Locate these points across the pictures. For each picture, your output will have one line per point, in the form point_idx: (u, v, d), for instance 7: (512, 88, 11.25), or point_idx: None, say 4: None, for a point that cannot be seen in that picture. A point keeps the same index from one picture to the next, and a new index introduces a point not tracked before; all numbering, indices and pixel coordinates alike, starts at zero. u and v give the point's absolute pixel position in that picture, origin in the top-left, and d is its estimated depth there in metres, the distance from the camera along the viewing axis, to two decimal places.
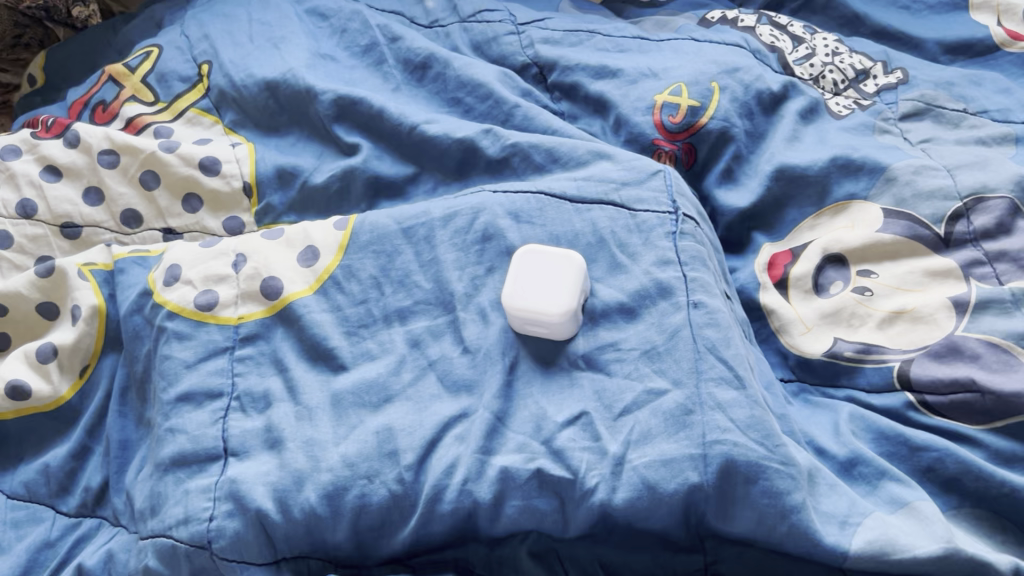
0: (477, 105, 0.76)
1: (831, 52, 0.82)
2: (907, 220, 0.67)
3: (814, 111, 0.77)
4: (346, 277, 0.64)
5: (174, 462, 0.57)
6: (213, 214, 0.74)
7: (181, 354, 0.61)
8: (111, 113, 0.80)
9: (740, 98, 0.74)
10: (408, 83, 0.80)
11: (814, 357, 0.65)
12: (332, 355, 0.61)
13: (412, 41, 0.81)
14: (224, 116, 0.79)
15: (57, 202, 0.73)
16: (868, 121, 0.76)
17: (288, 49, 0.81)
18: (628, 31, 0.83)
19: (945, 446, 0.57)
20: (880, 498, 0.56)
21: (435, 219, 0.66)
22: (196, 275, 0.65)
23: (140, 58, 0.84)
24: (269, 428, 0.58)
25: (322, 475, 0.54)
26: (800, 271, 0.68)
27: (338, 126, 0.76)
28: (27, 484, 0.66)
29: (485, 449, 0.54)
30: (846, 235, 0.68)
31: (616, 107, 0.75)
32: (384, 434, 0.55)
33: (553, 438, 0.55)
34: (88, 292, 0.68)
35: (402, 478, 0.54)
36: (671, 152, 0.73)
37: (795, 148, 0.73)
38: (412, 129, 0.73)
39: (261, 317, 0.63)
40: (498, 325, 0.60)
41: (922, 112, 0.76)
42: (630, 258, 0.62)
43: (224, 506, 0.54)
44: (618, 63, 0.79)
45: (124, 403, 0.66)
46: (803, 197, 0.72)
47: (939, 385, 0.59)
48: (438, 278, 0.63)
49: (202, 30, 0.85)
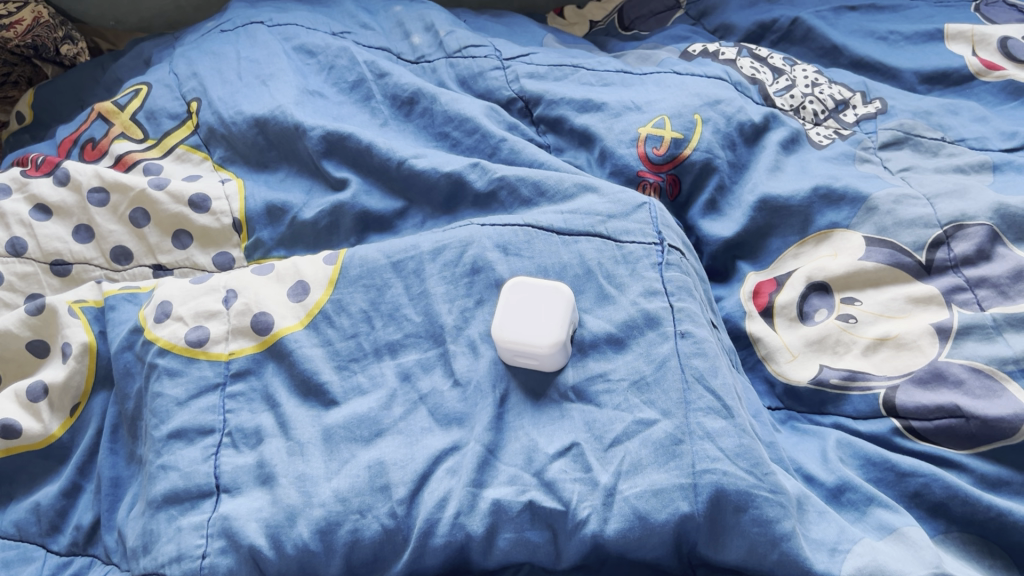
0: (464, 139, 0.77)
1: (811, 84, 0.83)
2: (889, 247, 0.68)
3: (796, 141, 0.78)
4: (336, 311, 0.65)
5: (166, 499, 0.57)
6: (203, 250, 0.75)
7: (173, 391, 0.62)
8: (100, 151, 0.81)
9: (722, 130, 0.76)
10: (396, 118, 0.82)
11: (800, 385, 0.66)
12: (323, 391, 0.61)
13: (399, 77, 0.82)
14: (213, 152, 0.80)
15: (47, 240, 0.73)
16: (848, 150, 0.77)
17: (277, 85, 0.81)
18: (611, 65, 0.85)
19: (931, 472, 0.58)
20: (869, 525, 0.56)
21: (425, 253, 0.66)
22: (187, 311, 0.65)
23: (129, 96, 0.85)
24: (261, 464, 0.58)
25: (314, 510, 0.54)
26: (785, 300, 0.69)
27: (327, 162, 0.77)
28: (17, 523, 0.66)
29: (477, 482, 0.55)
30: (829, 263, 0.69)
31: (601, 139, 0.76)
32: (376, 468, 0.56)
33: (544, 470, 0.55)
34: (78, 330, 0.69)
35: (395, 512, 0.54)
36: (656, 183, 0.74)
37: (777, 179, 0.74)
38: (401, 164, 0.74)
39: (252, 353, 0.63)
40: (488, 357, 0.61)
41: (902, 141, 0.77)
42: (617, 289, 0.63)
43: (217, 543, 0.55)
44: (603, 97, 0.80)
45: (115, 440, 0.66)
46: (786, 227, 0.73)
47: (924, 411, 0.60)
48: (427, 311, 0.64)
49: (191, 68, 0.86)
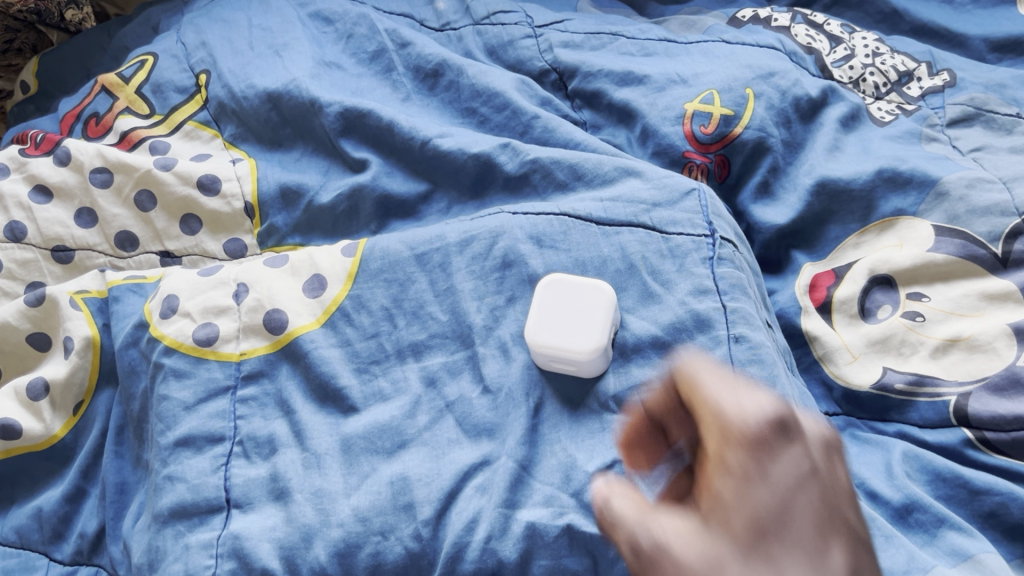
0: (493, 115, 0.72)
1: (872, 53, 0.76)
2: (962, 238, 0.61)
3: (855, 118, 0.71)
4: (355, 308, 0.60)
5: (173, 513, 0.53)
6: (213, 236, 0.70)
7: (180, 395, 0.57)
8: (104, 127, 0.76)
9: (777, 105, 0.69)
10: (419, 92, 0.76)
11: (861, 390, 0.60)
12: (342, 397, 0.57)
13: (422, 47, 0.76)
14: (224, 130, 0.75)
15: (47, 224, 0.69)
16: (914, 128, 0.70)
17: (290, 57, 0.76)
18: (653, 33, 0.78)
19: (1008, 490, 0.53)
20: (940, 550, 0.51)
21: (451, 244, 0.61)
22: (194, 306, 0.60)
23: (134, 67, 0.79)
24: (274, 477, 0.53)
25: (332, 531, 0.50)
26: (845, 294, 0.63)
27: (345, 141, 0.71)
28: (19, 529, 0.62)
29: (509, 503, 0.50)
30: (894, 255, 0.62)
31: (644, 116, 0.71)
32: (399, 484, 0.51)
33: (583, 491, 0.50)
34: (80, 322, 0.64)
35: (420, 534, 0.49)
36: (703, 165, 0.69)
37: (836, 160, 0.68)
38: (425, 144, 0.68)
39: (265, 353, 0.59)
40: (521, 362, 0.55)
41: (972, 118, 0.70)
42: (663, 287, 0.57)
43: (227, 565, 0.50)
44: (644, 69, 0.73)
45: (120, 443, 0.62)
46: (846, 214, 0.66)
47: (1000, 422, 0.55)
48: (454, 309, 0.58)
49: (200, 37, 0.80)
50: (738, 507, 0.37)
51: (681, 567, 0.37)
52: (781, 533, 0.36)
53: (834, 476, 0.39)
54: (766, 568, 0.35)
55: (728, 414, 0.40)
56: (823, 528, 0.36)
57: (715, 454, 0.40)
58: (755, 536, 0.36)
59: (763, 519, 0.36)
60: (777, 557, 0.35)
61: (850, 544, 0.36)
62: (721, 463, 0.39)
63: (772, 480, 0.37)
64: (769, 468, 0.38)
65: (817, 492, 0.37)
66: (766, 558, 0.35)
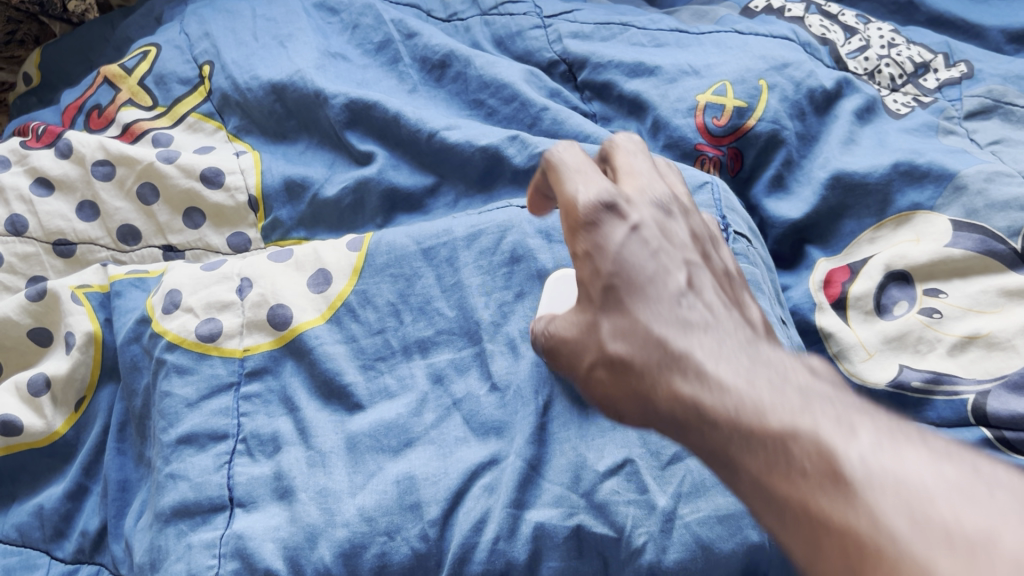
0: (501, 107, 0.71)
1: (887, 44, 0.75)
2: (979, 233, 0.59)
3: (871, 110, 0.70)
4: (361, 304, 0.59)
5: (175, 512, 0.52)
6: (217, 229, 0.69)
7: (182, 391, 0.56)
8: (107, 119, 0.74)
9: (790, 97, 0.68)
10: (425, 84, 0.75)
11: (877, 388, 0.59)
12: (347, 394, 0.56)
13: (429, 37, 0.75)
14: (227, 122, 0.74)
15: (49, 218, 0.68)
16: (930, 120, 0.69)
17: (295, 48, 0.74)
18: (664, 23, 0.77)
19: None
20: None
21: (458, 238, 0.60)
22: (198, 301, 0.59)
23: (137, 59, 0.78)
24: (278, 476, 0.52)
25: (337, 530, 0.49)
26: (859, 291, 0.62)
27: (350, 133, 0.70)
28: (19, 527, 0.61)
29: (518, 502, 0.49)
30: (910, 250, 0.61)
31: (655, 108, 0.70)
32: (405, 484, 0.50)
33: (593, 491, 0.49)
34: (82, 317, 0.63)
35: (426, 535, 0.48)
36: (716, 158, 0.68)
37: (851, 153, 0.67)
38: (431, 137, 0.67)
39: (269, 350, 0.58)
40: (530, 358, 0.54)
41: (990, 110, 0.68)
42: None
43: (230, 565, 0.49)
44: (655, 60, 0.72)
45: (122, 440, 0.61)
46: (861, 208, 0.65)
47: (1020, 421, 0.53)
48: (461, 304, 0.58)
49: (203, 27, 0.78)
50: (590, 277, 0.39)
51: (570, 347, 0.42)
52: (640, 279, 0.37)
53: (686, 213, 0.42)
54: (619, 312, 0.37)
55: (567, 198, 0.40)
56: (671, 255, 0.38)
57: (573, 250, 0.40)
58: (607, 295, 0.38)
59: (611, 276, 0.38)
60: (637, 299, 0.37)
61: (701, 256, 0.40)
62: (572, 233, 0.39)
63: (622, 212, 0.39)
64: (602, 241, 0.38)
65: (664, 204, 0.41)
66: (619, 307, 0.37)
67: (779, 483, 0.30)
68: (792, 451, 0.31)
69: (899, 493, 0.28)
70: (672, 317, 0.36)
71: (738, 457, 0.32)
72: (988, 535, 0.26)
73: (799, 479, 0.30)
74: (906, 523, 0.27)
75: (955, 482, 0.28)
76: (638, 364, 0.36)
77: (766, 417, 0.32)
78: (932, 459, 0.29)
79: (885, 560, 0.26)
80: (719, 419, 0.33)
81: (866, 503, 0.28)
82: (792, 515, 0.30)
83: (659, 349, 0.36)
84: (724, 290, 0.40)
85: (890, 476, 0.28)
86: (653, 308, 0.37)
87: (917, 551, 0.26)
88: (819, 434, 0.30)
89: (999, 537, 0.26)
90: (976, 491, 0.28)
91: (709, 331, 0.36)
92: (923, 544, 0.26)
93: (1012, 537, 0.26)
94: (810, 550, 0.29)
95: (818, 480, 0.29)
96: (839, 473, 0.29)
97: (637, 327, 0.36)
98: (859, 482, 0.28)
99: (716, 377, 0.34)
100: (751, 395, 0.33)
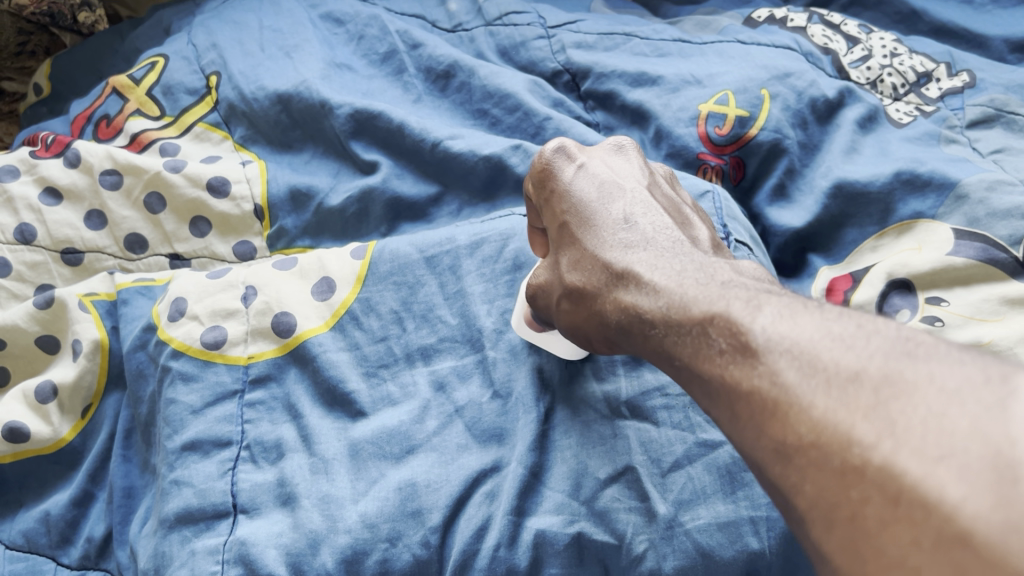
0: (505, 117, 0.71)
1: (890, 54, 0.75)
2: (981, 242, 0.59)
3: (873, 119, 0.70)
4: (365, 311, 0.59)
5: (179, 519, 0.52)
6: (222, 238, 0.70)
7: (187, 398, 0.56)
8: (115, 129, 0.75)
9: (792, 107, 0.69)
10: (430, 94, 0.75)
11: None
12: (350, 401, 0.56)
13: (434, 48, 0.75)
14: (234, 131, 0.74)
15: (57, 227, 0.68)
16: (933, 130, 0.69)
17: (301, 58, 0.75)
18: (667, 33, 0.77)
19: None
20: None
21: (461, 246, 0.61)
22: (203, 309, 0.59)
23: (145, 69, 0.78)
24: (281, 482, 0.53)
25: (339, 537, 0.49)
26: (862, 299, 0.61)
27: (355, 143, 0.71)
28: (26, 533, 0.61)
29: (519, 510, 0.49)
30: (913, 259, 0.60)
31: (657, 117, 0.70)
32: (407, 490, 0.50)
33: (594, 498, 0.49)
34: (89, 325, 0.64)
35: (428, 542, 0.49)
36: (718, 167, 0.68)
37: (853, 162, 0.67)
38: (435, 146, 0.68)
39: (273, 357, 0.58)
40: (530, 365, 0.55)
41: (993, 119, 0.69)
42: None
43: (233, 571, 0.49)
44: (657, 69, 0.73)
45: (128, 447, 0.62)
46: (864, 217, 0.65)
47: None
48: (464, 312, 0.58)
49: (211, 38, 0.79)
50: (554, 228, 0.50)
51: (551, 313, 0.51)
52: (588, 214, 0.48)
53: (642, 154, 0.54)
54: (572, 246, 0.48)
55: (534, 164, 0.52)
56: (614, 190, 0.49)
57: (546, 212, 0.51)
58: (567, 231, 0.49)
59: (566, 215, 0.49)
60: (584, 231, 0.48)
61: (647, 182, 0.50)
62: (541, 184, 0.52)
63: (576, 162, 0.51)
64: (558, 187, 0.51)
65: (617, 150, 0.53)
66: (572, 241, 0.48)
67: (701, 362, 0.36)
68: (708, 332, 0.37)
69: (792, 351, 0.33)
70: (609, 241, 0.46)
71: (668, 347, 0.39)
72: (859, 374, 0.31)
73: (717, 356, 0.36)
74: (797, 374, 0.33)
75: (838, 334, 0.33)
76: (589, 286, 0.46)
77: (684, 308, 0.38)
78: (826, 321, 0.34)
79: (780, 414, 0.32)
80: (655, 318, 0.40)
81: (765, 365, 0.34)
82: (711, 384, 0.36)
83: (606, 271, 0.44)
84: (666, 209, 0.48)
85: (783, 338, 0.34)
86: (596, 236, 0.47)
87: (804, 399, 0.32)
88: (727, 312, 0.36)
89: (868, 374, 0.31)
90: (855, 339, 0.33)
91: (644, 246, 0.44)
92: (809, 392, 0.32)
93: (879, 372, 0.31)
94: (732, 417, 0.35)
95: (730, 354, 0.35)
96: (746, 344, 0.35)
97: (585, 255, 0.46)
98: (760, 348, 0.34)
99: (649, 283, 0.41)
100: (675, 292, 0.40)
